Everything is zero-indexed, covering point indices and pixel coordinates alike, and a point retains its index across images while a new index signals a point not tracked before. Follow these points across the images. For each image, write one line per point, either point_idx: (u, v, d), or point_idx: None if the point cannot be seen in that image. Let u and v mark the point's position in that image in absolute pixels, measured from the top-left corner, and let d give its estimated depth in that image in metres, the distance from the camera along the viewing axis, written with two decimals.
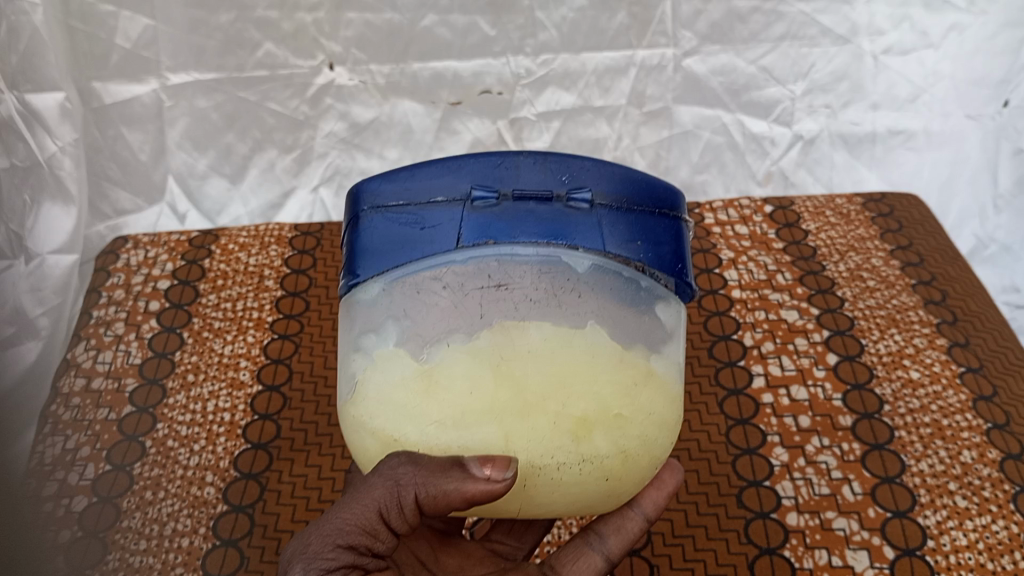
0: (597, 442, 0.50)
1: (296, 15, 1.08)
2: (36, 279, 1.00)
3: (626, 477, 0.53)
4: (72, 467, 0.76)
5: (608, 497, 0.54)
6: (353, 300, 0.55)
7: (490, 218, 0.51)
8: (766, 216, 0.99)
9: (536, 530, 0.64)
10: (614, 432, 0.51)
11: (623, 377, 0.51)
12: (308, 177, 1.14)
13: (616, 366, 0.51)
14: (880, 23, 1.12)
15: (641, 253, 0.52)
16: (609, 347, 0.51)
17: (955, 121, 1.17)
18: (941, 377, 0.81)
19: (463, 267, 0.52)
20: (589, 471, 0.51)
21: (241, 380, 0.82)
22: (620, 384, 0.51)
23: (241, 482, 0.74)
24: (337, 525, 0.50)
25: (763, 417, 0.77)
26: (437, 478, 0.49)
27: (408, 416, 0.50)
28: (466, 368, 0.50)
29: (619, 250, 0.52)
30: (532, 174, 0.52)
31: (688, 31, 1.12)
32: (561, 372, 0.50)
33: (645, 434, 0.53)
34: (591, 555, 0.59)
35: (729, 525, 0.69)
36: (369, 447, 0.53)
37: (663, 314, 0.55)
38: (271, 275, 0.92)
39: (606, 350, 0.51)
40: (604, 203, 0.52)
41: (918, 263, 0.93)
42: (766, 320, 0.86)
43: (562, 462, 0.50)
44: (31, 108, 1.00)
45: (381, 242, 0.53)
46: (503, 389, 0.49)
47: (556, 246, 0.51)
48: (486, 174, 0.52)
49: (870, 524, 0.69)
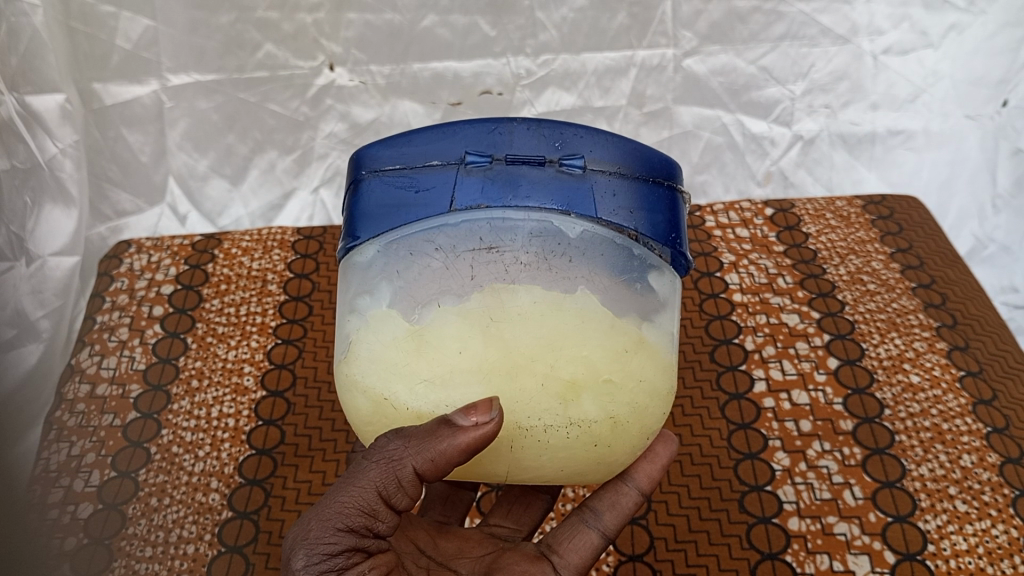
0: (585, 405, 0.51)
1: (297, 16, 1.07)
2: (37, 281, 1.00)
3: (616, 444, 0.54)
4: (77, 474, 0.76)
5: (599, 464, 0.55)
6: (350, 262, 0.56)
7: (483, 182, 0.51)
8: (767, 220, 0.99)
9: (534, 512, 0.65)
10: (604, 397, 0.51)
11: (614, 343, 0.52)
12: (308, 178, 1.14)
13: (606, 332, 0.51)
14: (880, 23, 1.13)
15: (635, 221, 0.52)
16: (599, 312, 0.52)
17: (954, 121, 1.17)
18: (941, 381, 0.81)
19: (455, 230, 0.52)
20: (578, 436, 0.52)
21: (245, 386, 0.82)
22: (610, 350, 0.51)
23: (245, 489, 0.74)
24: (336, 509, 0.50)
25: (764, 421, 0.78)
26: (429, 440, 0.49)
27: (401, 375, 0.51)
28: (458, 329, 0.51)
29: (611, 217, 0.52)
30: (526, 139, 0.52)
31: (688, 31, 1.12)
32: (552, 335, 0.50)
33: (635, 401, 0.53)
34: (588, 532, 0.59)
35: (731, 531, 0.70)
36: (362, 407, 0.54)
37: (656, 283, 0.55)
38: (274, 279, 0.93)
39: (598, 316, 0.52)
40: (597, 170, 0.52)
41: (918, 266, 0.93)
42: (767, 324, 0.86)
43: (549, 425, 0.51)
44: (32, 109, 1.00)
45: (376, 205, 0.53)
46: (492, 350, 0.50)
47: (548, 211, 0.51)
48: (480, 140, 0.52)
49: (871, 529, 0.70)
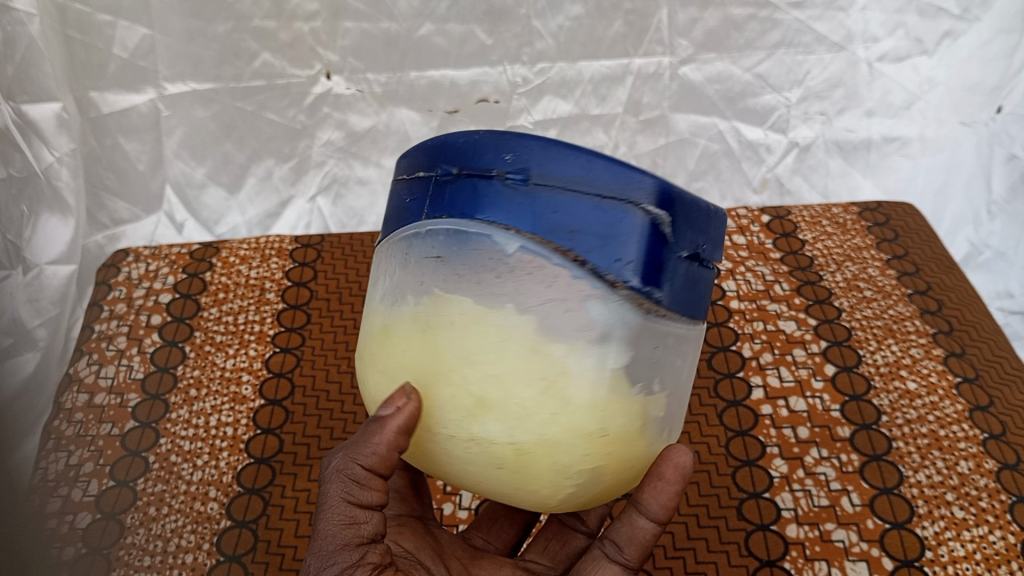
0: (486, 426, 0.43)
1: (294, 25, 1.08)
2: (35, 290, 1.00)
3: (534, 476, 0.45)
4: (75, 483, 0.76)
5: (522, 491, 0.46)
6: None
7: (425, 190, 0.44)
8: (764, 226, 1.00)
9: (574, 547, 0.61)
10: (509, 423, 0.43)
11: (532, 369, 0.42)
12: (305, 185, 1.14)
13: (524, 356, 0.41)
14: (875, 31, 1.13)
15: (576, 240, 0.41)
16: (520, 334, 0.41)
17: (949, 128, 1.18)
18: (938, 388, 0.81)
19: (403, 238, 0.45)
20: (481, 455, 0.44)
21: (243, 395, 0.82)
22: (525, 373, 0.42)
23: (244, 497, 0.74)
24: (325, 534, 0.47)
25: (763, 428, 0.78)
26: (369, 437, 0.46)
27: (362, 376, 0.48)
28: (398, 336, 0.45)
29: (550, 231, 0.41)
30: (484, 141, 0.42)
31: (684, 39, 1.13)
32: (470, 356, 0.42)
33: (553, 436, 0.43)
34: (608, 566, 0.55)
35: (730, 538, 0.70)
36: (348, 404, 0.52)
37: (603, 314, 0.41)
38: (272, 287, 0.93)
39: (522, 336, 0.41)
40: (542, 183, 0.41)
41: (914, 272, 0.94)
42: (764, 331, 0.87)
43: (451, 434, 0.44)
44: (27, 118, 1.00)
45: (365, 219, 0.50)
46: (415, 356, 0.44)
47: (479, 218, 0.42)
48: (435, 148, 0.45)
49: (869, 536, 0.70)
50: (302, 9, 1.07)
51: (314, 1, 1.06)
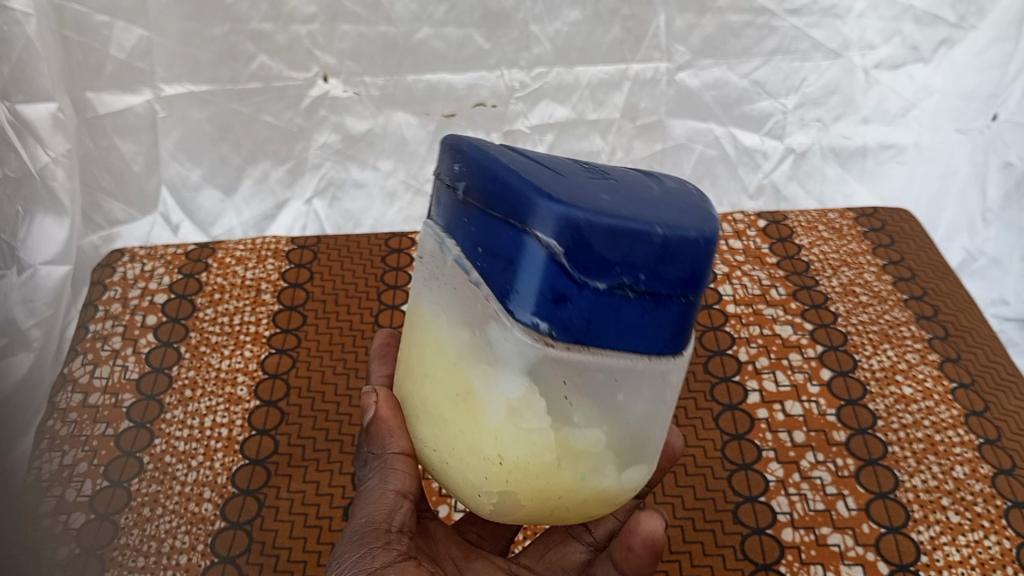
0: (421, 427, 0.47)
1: (291, 27, 1.07)
2: (29, 291, 1.00)
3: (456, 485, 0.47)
4: (69, 483, 0.76)
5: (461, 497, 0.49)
6: None
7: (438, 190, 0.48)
8: (760, 231, 1.00)
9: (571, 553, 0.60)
10: (433, 428, 0.46)
11: (449, 383, 0.44)
12: (301, 188, 1.15)
13: (444, 368, 0.44)
14: (871, 38, 1.13)
15: (486, 266, 0.41)
16: (445, 348, 0.44)
17: (945, 136, 1.18)
18: (933, 393, 0.81)
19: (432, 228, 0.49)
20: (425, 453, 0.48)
21: (238, 396, 0.82)
22: (442, 386, 0.44)
23: (238, 498, 0.74)
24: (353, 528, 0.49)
25: (759, 432, 0.78)
26: (385, 438, 0.50)
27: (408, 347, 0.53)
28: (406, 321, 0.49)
29: (472, 254, 0.42)
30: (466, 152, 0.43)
31: (681, 45, 1.13)
32: (420, 350, 0.46)
33: (458, 454, 0.45)
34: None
35: (725, 541, 0.70)
36: None
37: (503, 349, 0.41)
38: (268, 288, 0.93)
39: (449, 350, 0.43)
40: (476, 202, 0.41)
41: (909, 278, 0.94)
42: (760, 335, 0.87)
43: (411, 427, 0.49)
44: (23, 118, 1.00)
45: None
46: (405, 347, 0.49)
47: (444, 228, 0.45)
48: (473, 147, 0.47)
49: (865, 540, 0.70)
50: (299, 12, 1.06)
51: (311, 4, 1.06)
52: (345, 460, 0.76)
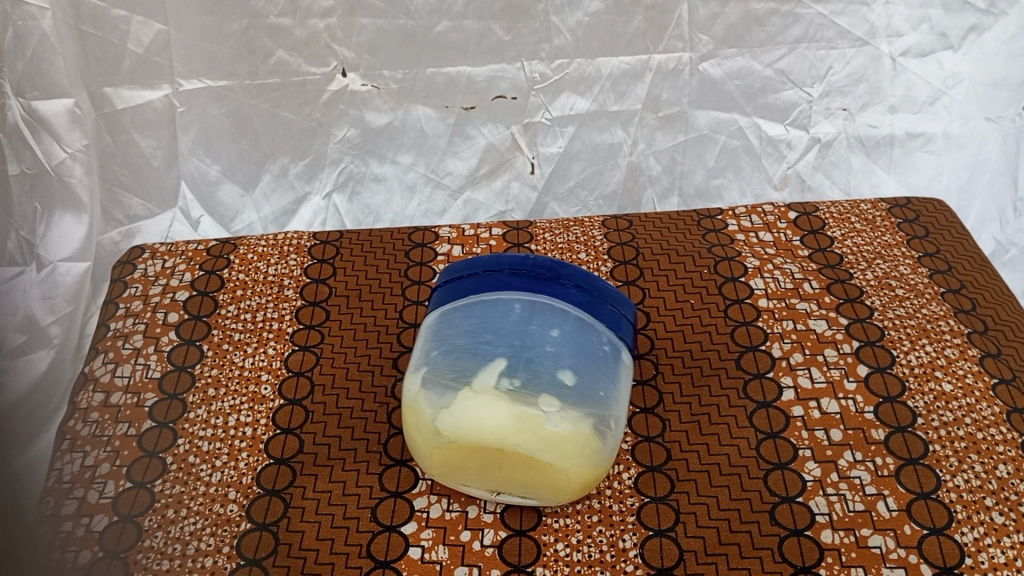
0: (511, 446, 0.63)
1: (309, 22, 1.08)
2: (49, 287, 1.06)
3: (484, 473, 0.67)
4: (91, 485, 0.75)
5: (479, 475, 0.67)
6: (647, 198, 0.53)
7: (542, 330, 0.67)
8: (791, 223, 0.98)
9: None
10: (492, 446, 0.63)
11: (508, 416, 0.62)
12: (321, 183, 1.19)
13: (501, 415, 0.62)
14: (899, 25, 1.13)
15: (509, 315, 0.68)
16: (494, 421, 0.62)
17: (974, 124, 1.21)
18: (974, 390, 0.79)
19: (527, 338, 0.67)
20: (499, 469, 0.66)
21: (262, 395, 0.81)
22: (512, 420, 0.62)
23: (264, 498, 0.72)
24: None
25: (794, 430, 0.76)
26: None
27: (552, 452, 0.63)
28: (508, 424, 0.62)
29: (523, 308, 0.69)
30: (541, 315, 0.68)
31: (704, 34, 1.13)
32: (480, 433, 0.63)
33: (491, 437, 0.63)
34: None
35: (763, 543, 0.68)
36: (573, 473, 0.65)
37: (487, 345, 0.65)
38: (291, 284, 0.91)
39: (519, 425, 0.62)
40: (552, 324, 0.68)
41: (946, 271, 0.91)
42: (794, 330, 0.85)
43: (506, 441, 0.63)
44: (38, 115, 1.04)
45: (574, 351, 0.67)
46: (516, 429, 0.62)
47: (539, 311, 0.69)
48: (574, 334, 0.68)
49: (907, 542, 0.68)
50: (318, 6, 1.07)
51: None
52: (372, 459, 0.75)
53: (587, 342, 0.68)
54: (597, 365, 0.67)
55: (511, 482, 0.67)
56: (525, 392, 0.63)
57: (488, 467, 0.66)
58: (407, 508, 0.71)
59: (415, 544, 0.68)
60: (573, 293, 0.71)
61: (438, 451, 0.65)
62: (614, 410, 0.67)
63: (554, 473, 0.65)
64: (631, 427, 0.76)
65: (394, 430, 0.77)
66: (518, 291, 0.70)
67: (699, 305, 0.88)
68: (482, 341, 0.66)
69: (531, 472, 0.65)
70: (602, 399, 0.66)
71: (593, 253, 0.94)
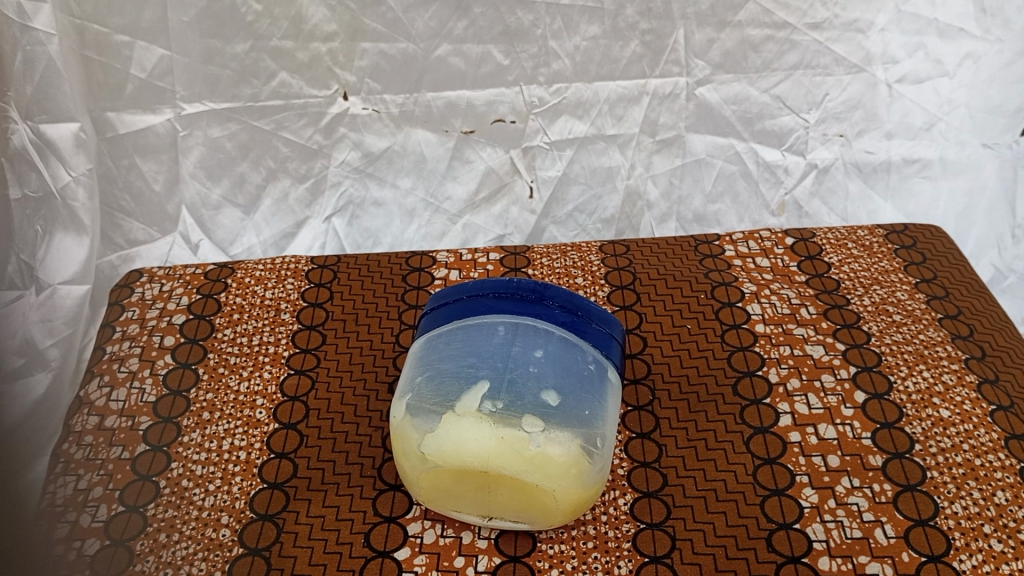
0: (493, 468, 0.63)
1: (311, 45, 1.09)
2: (48, 310, 1.07)
3: (473, 498, 0.67)
4: (83, 508, 0.74)
5: (468, 501, 0.67)
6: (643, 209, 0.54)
7: (525, 353, 0.68)
8: (788, 248, 0.98)
9: None
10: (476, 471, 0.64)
11: (490, 437, 0.63)
12: (321, 207, 1.20)
13: (482, 438, 0.63)
14: (894, 52, 1.15)
15: (492, 340, 0.68)
16: (478, 445, 0.63)
17: (971, 150, 1.22)
18: (972, 416, 0.79)
19: (512, 360, 0.67)
20: (487, 494, 0.66)
21: (256, 419, 0.80)
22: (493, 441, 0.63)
23: (257, 524, 0.72)
24: None
25: (792, 456, 0.75)
26: None
27: (538, 473, 0.63)
28: (491, 447, 0.63)
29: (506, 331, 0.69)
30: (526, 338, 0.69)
31: (700, 59, 1.14)
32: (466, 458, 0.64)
33: (473, 462, 0.63)
34: None
35: (759, 571, 0.67)
36: (562, 493, 0.65)
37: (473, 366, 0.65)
38: (287, 308, 0.91)
39: (501, 449, 0.63)
40: (535, 346, 0.68)
41: (943, 297, 0.91)
42: (791, 356, 0.84)
43: (490, 465, 0.63)
44: (45, 138, 1.04)
45: (559, 372, 0.67)
46: (499, 450, 0.63)
47: (522, 335, 0.69)
48: (558, 353, 0.68)
49: (905, 569, 0.67)
50: (319, 30, 1.08)
51: (332, 22, 1.08)
52: (366, 484, 0.74)
53: (572, 363, 0.68)
54: (583, 385, 0.67)
55: (501, 506, 0.67)
56: (507, 414, 0.64)
57: (477, 492, 0.66)
58: (400, 534, 0.70)
59: (408, 570, 0.68)
60: (559, 313, 0.70)
61: (427, 476, 0.66)
62: (600, 429, 0.67)
63: (541, 495, 0.64)
64: (627, 453, 0.76)
65: (388, 455, 0.76)
66: (502, 314, 0.70)
67: (696, 331, 0.88)
68: (465, 365, 0.67)
69: (519, 496, 0.65)
70: (588, 418, 0.66)
71: (590, 278, 0.94)
